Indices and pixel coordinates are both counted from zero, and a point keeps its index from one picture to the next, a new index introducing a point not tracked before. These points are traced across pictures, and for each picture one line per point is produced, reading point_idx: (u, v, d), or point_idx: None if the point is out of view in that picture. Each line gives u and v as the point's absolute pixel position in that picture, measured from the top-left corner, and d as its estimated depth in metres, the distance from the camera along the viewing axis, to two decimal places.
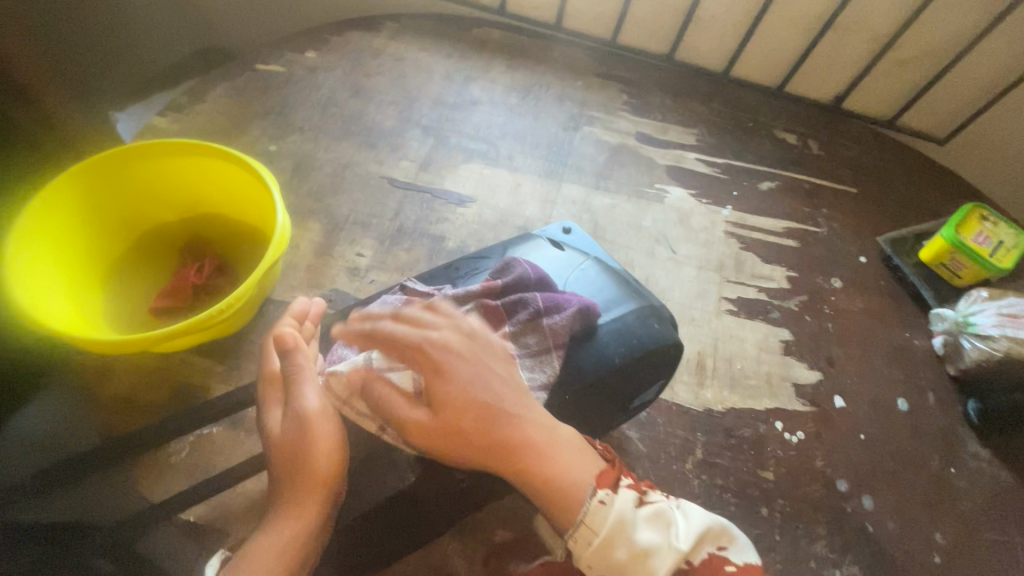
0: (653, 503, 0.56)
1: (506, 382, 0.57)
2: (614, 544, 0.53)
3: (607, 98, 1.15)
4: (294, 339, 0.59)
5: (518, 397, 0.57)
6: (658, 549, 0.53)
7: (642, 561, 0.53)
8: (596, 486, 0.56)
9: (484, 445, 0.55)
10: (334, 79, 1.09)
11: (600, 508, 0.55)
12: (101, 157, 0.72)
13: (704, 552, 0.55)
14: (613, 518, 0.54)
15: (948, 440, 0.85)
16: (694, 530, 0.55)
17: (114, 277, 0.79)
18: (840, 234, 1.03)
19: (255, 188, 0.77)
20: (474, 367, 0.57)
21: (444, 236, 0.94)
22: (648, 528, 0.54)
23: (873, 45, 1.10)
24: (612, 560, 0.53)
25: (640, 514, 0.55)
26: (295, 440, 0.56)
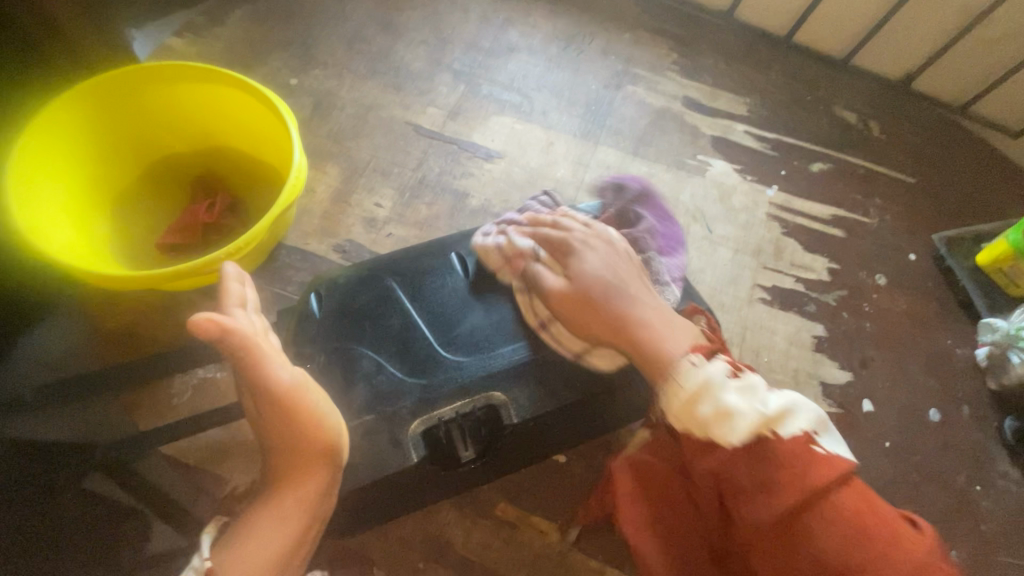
0: (745, 377, 0.48)
1: (622, 263, 0.55)
2: (696, 401, 0.47)
3: (655, 56, 1.06)
4: (230, 327, 0.43)
5: (631, 285, 0.54)
6: (744, 415, 0.45)
7: (725, 422, 0.45)
8: (688, 351, 0.49)
9: (607, 320, 0.52)
10: (363, 12, 1.01)
11: (687, 372, 0.48)
12: (108, 75, 0.67)
13: (796, 427, 0.44)
14: (696, 381, 0.47)
15: (978, 456, 0.81)
16: (789, 406, 0.45)
17: (125, 206, 0.75)
18: (892, 228, 0.96)
19: (271, 123, 0.71)
20: (605, 257, 0.55)
21: (467, 193, 0.88)
22: (737, 395, 0.46)
23: (959, 19, 0.97)
24: (696, 421, 0.46)
25: (724, 380, 0.47)
26: (276, 414, 0.46)
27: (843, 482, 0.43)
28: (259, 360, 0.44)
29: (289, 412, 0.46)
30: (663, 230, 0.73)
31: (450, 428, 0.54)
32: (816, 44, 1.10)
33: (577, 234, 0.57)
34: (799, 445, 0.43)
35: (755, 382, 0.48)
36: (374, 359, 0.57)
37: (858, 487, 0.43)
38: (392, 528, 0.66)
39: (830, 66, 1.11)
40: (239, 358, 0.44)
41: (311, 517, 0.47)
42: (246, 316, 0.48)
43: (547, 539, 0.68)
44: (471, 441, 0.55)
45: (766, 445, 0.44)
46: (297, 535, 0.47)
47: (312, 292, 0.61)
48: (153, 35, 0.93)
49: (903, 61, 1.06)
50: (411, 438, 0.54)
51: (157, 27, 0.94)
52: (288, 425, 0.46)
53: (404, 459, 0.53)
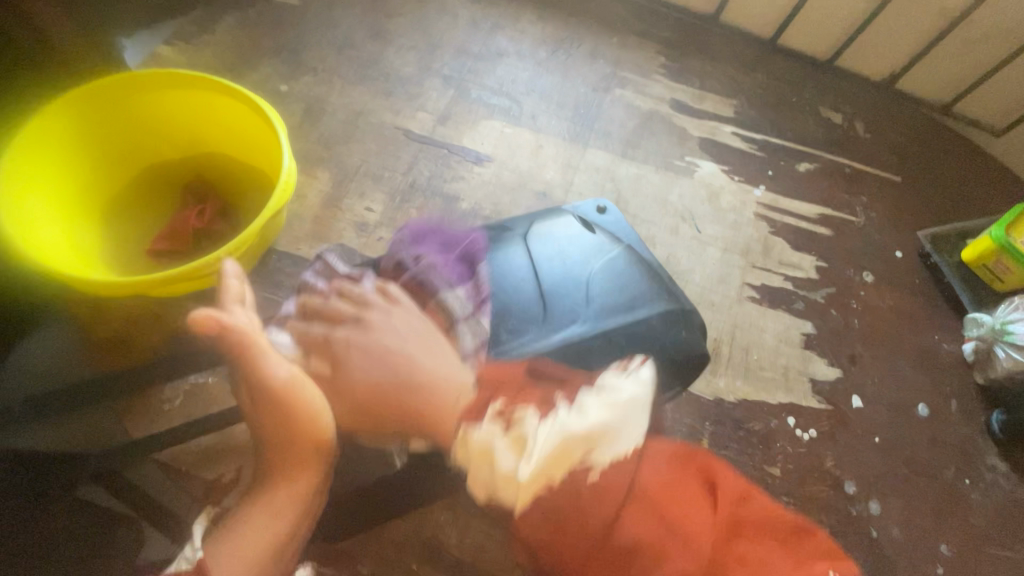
0: (520, 426, 0.45)
1: (414, 329, 0.50)
2: (478, 470, 0.45)
3: (643, 60, 1.08)
4: (229, 323, 0.46)
5: (426, 343, 0.49)
6: (522, 473, 0.44)
7: (511, 487, 0.44)
8: (457, 420, 0.46)
9: (365, 401, 0.47)
10: (353, 18, 1.02)
11: (461, 441, 0.45)
12: (99, 82, 0.67)
13: (569, 463, 0.45)
14: (472, 448, 0.45)
15: (967, 450, 0.82)
16: (554, 443, 0.44)
17: (115, 213, 0.75)
18: (879, 226, 0.97)
19: (260, 130, 0.72)
20: (395, 323, 0.50)
21: (458, 197, 0.89)
22: (507, 453, 0.44)
23: (940, 20, 0.98)
24: (487, 488, 0.45)
25: (501, 439, 0.45)
26: (274, 410, 0.48)
27: (628, 499, 0.45)
28: (257, 356, 0.47)
29: (287, 408, 0.47)
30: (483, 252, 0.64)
31: None
32: (801, 45, 1.11)
33: (355, 306, 0.52)
34: (576, 483, 0.45)
35: (532, 419, 0.46)
36: None
37: (651, 499, 0.46)
38: (387, 530, 0.66)
39: (815, 67, 1.12)
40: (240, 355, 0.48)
41: (305, 504, 0.50)
42: (245, 314, 0.49)
43: None
44: None
45: (553, 497, 0.44)
46: (283, 530, 0.49)
47: (294, 301, 0.59)
48: (143, 43, 0.94)
49: (887, 61, 1.08)
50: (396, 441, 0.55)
51: (147, 36, 0.94)
52: (370, 419, 0.48)
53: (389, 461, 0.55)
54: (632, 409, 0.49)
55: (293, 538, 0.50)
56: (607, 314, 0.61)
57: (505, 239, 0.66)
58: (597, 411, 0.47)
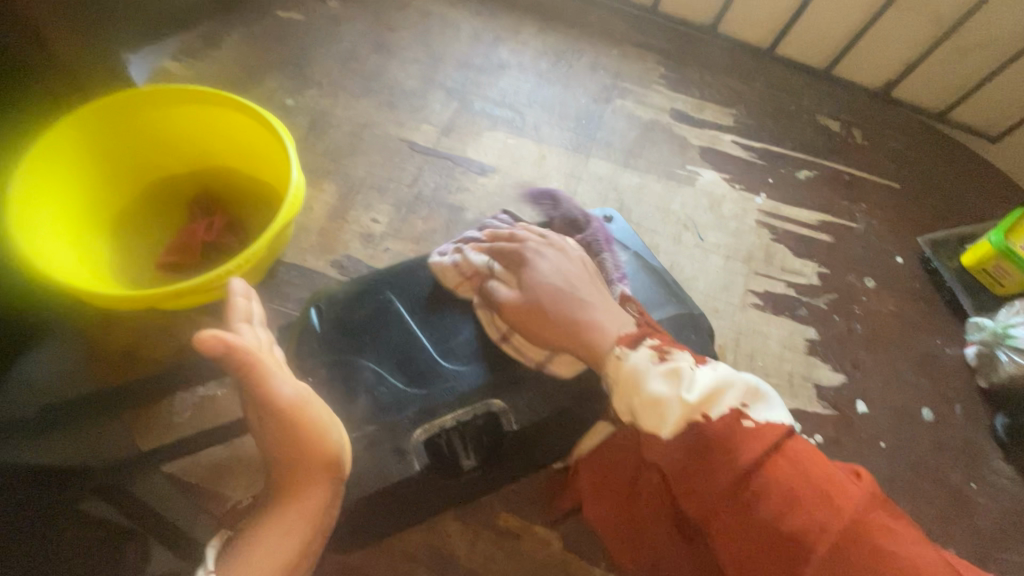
0: (674, 359, 0.49)
1: (574, 268, 0.58)
2: (630, 392, 0.48)
3: (643, 70, 1.09)
4: (232, 340, 0.44)
5: (579, 275, 0.57)
6: (670, 401, 0.46)
7: (655, 412, 0.46)
8: (614, 343, 0.52)
9: (556, 329, 0.54)
10: (356, 32, 1.03)
11: (617, 362, 0.50)
12: (109, 99, 0.68)
13: (728, 405, 0.45)
14: (626, 369, 0.49)
15: (972, 454, 0.82)
16: (712, 380, 0.47)
17: (124, 228, 0.76)
18: (879, 232, 0.98)
19: (268, 143, 0.72)
20: (559, 264, 0.58)
21: (463, 207, 0.90)
22: (661, 378, 0.47)
23: (934, 29, 1.00)
24: (633, 411, 0.47)
25: (657, 366, 0.48)
26: (279, 425, 0.47)
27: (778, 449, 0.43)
28: (263, 373, 0.45)
29: (292, 426, 0.46)
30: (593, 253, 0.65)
31: (451, 436, 0.55)
32: (798, 55, 1.13)
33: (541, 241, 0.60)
34: (729, 423, 0.45)
35: (685, 360, 0.49)
36: (375, 371, 0.58)
37: (799, 450, 0.44)
38: (396, 541, 0.66)
39: (812, 76, 1.14)
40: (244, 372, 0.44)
41: (317, 526, 0.48)
42: (253, 331, 0.49)
43: (550, 548, 0.68)
44: (472, 450, 0.56)
45: (704, 431, 0.45)
46: (298, 548, 0.46)
47: (312, 307, 0.61)
48: (149, 58, 0.95)
49: (883, 70, 1.09)
50: (412, 445, 0.54)
51: (153, 52, 0.96)
52: (548, 330, 0.54)
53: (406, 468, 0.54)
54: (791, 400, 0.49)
55: (309, 557, 0.48)
56: None
57: None
58: (753, 375, 0.49)
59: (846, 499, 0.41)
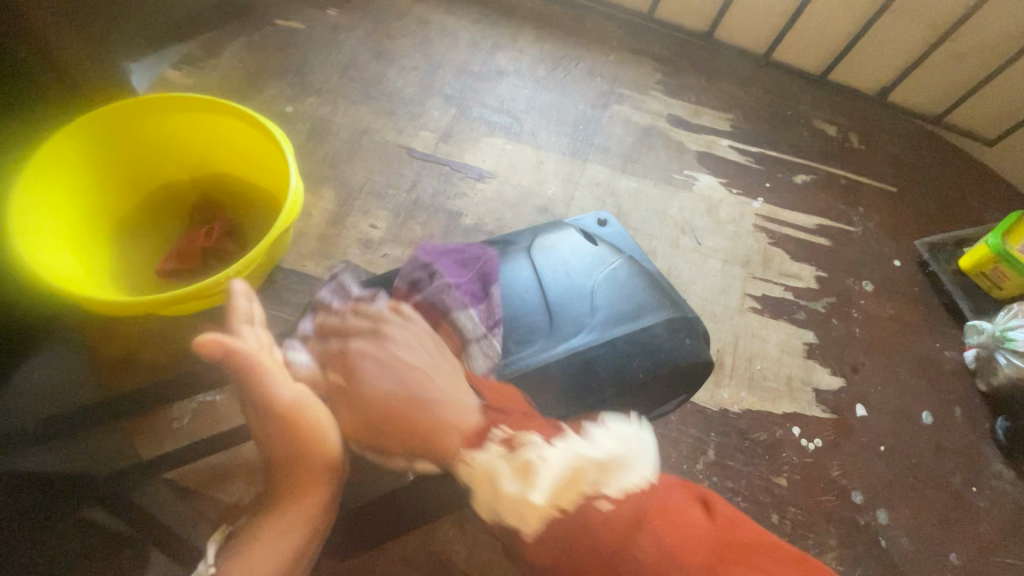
0: (524, 451, 0.44)
1: (410, 348, 0.52)
2: (489, 491, 0.44)
3: (639, 76, 1.10)
4: (231, 347, 0.46)
5: (404, 353, 0.51)
6: (528, 499, 0.42)
7: (517, 514, 0.42)
8: (460, 446, 0.47)
9: (395, 430, 0.48)
10: (356, 40, 1.04)
11: (471, 462, 0.46)
12: (108, 108, 0.69)
13: (580, 493, 0.42)
14: (477, 469, 0.45)
15: (973, 457, 0.82)
16: (562, 467, 0.43)
17: (125, 235, 0.76)
18: (876, 235, 0.99)
19: (267, 150, 0.73)
20: (403, 348, 0.51)
21: (461, 213, 0.90)
22: (510, 475, 0.44)
23: (929, 34, 1.01)
24: (498, 513, 0.44)
25: (505, 462, 0.45)
26: (278, 428, 0.47)
27: (637, 517, 0.41)
28: (259, 377, 0.47)
29: (293, 428, 0.47)
30: (488, 271, 0.63)
31: None
32: (794, 60, 1.14)
33: (373, 319, 0.54)
34: (585, 511, 0.41)
35: (535, 444, 0.45)
36: None
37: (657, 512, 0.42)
38: (395, 545, 0.66)
39: (808, 81, 1.14)
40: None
41: (314, 528, 0.48)
42: (253, 333, 0.51)
43: None
44: None
45: (564, 526, 0.41)
46: (297, 546, 0.47)
47: (306, 315, 0.59)
48: (146, 70, 0.96)
49: (879, 75, 1.10)
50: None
51: (155, 61, 0.97)
52: (389, 432, 0.48)
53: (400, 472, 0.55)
54: (654, 450, 0.46)
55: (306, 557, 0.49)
56: (613, 323, 0.61)
57: (510, 254, 0.65)
58: (606, 446, 0.45)
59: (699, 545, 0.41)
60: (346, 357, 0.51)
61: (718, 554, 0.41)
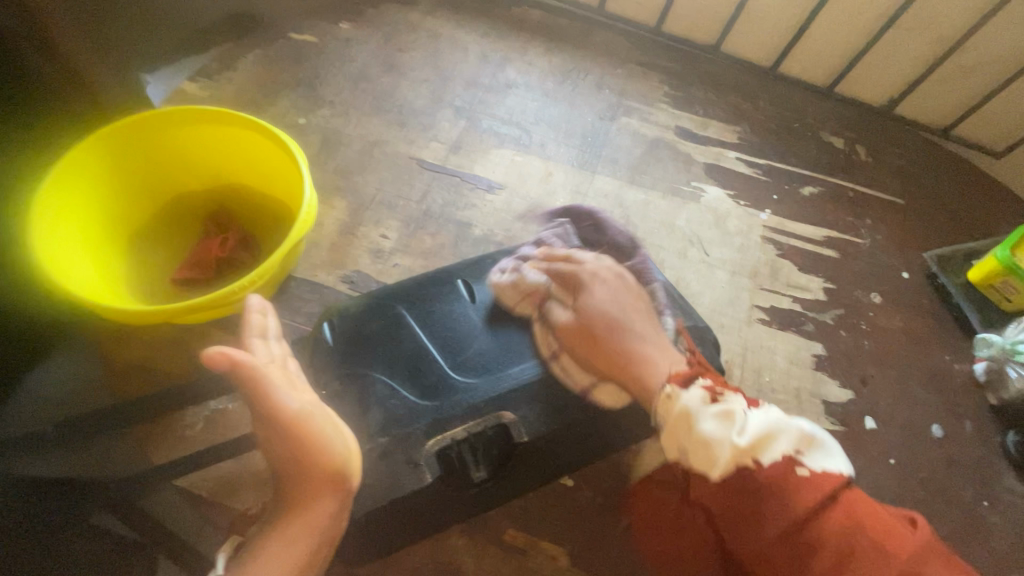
0: (725, 402, 0.56)
1: (614, 293, 0.63)
2: (685, 429, 0.55)
3: (648, 89, 1.11)
4: (238, 358, 0.47)
5: (615, 295, 0.63)
6: (720, 440, 0.53)
7: (707, 450, 0.53)
8: (665, 382, 0.58)
9: (608, 360, 0.60)
10: (368, 53, 1.06)
11: (665, 400, 0.57)
12: (128, 121, 0.70)
13: (780, 452, 0.51)
14: (677, 408, 0.56)
15: (984, 472, 0.81)
16: (763, 426, 0.53)
17: (140, 244, 0.78)
18: (884, 248, 0.99)
19: (281, 161, 0.74)
20: (613, 289, 0.63)
21: (470, 223, 0.91)
22: (711, 420, 0.54)
23: (935, 48, 1.02)
24: (684, 446, 0.55)
25: (707, 408, 0.55)
26: (286, 442, 0.48)
27: (832, 497, 0.49)
28: (268, 387, 0.48)
29: (297, 438, 0.48)
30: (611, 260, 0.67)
31: (462, 448, 0.56)
32: (801, 73, 1.14)
33: (584, 271, 0.65)
34: (785, 471, 0.50)
35: (733, 405, 0.56)
36: (387, 384, 0.58)
37: (853, 500, 0.50)
38: (404, 555, 0.66)
39: (815, 93, 1.15)
40: (249, 388, 0.47)
41: (322, 538, 0.48)
42: (266, 347, 0.54)
43: (557, 565, 0.68)
44: (483, 462, 0.56)
45: (751, 478, 0.51)
46: (307, 555, 0.48)
47: (324, 322, 0.62)
48: (164, 81, 0.98)
49: (885, 88, 1.11)
50: (426, 458, 0.54)
51: (170, 73, 0.98)
52: (604, 356, 0.60)
53: (418, 480, 0.54)
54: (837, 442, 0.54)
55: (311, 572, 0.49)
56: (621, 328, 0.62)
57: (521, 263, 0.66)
58: (801, 424, 0.54)
59: (904, 552, 0.47)
60: (575, 284, 0.64)
61: (922, 554, 0.48)
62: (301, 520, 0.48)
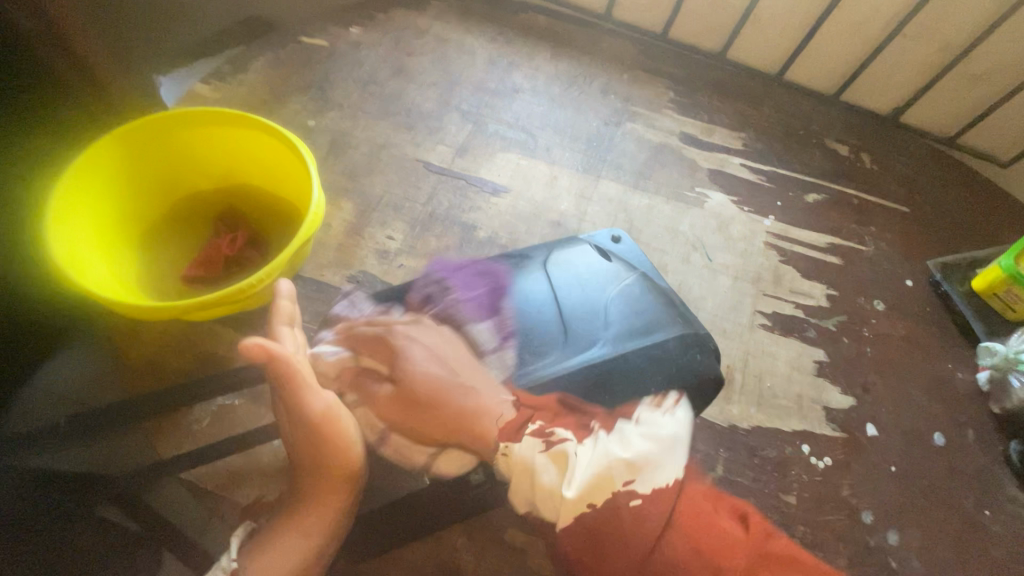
0: (561, 448, 0.57)
1: (429, 347, 0.62)
2: (525, 481, 0.57)
3: (653, 95, 1.12)
4: (277, 351, 0.53)
5: (427, 355, 0.62)
6: (567, 490, 0.56)
7: (552, 498, 0.56)
8: (496, 441, 0.58)
9: (436, 426, 0.59)
10: (377, 57, 1.08)
11: (502, 457, 0.57)
12: (143, 121, 0.72)
13: (614, 487, 0.56)
14: (516, 461, 0.57)
15: (986, 480, 0.81)
16: (597, 466, 0.56)
17: (152, 241, 0.79)
18: (888, 255, 0.99)
19: (291, 162, 0.75)
20: (428, 345, 0.62)
21: (475, 226, 0.92)
22: (547, 470, 0.57)
23: (942, 56, 1.02)
24: (535, 499, 0.57)
25: (541, 456, 0.57)
26: (312, 433, 0.54)
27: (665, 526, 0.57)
28: (304, 381, 0.54)
29: (321, 433, 0.55)
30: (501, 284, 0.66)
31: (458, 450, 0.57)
32: (807, 80, 1.15)
33: (397, 325, 0.63)
34: (618, 503, 0.56)
35: (565, 438, 0.58)
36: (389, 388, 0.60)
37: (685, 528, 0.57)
38: (404, 552, 0.67)
39: (821, 100, 1.16)
40: (284, 379, 0.53)
41: (332, 532, 0.54)
42: (292, 335, 0.61)
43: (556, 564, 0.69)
44: (480, 467, 0.58)
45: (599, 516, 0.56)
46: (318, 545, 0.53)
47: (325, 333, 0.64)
48: (179, 80, 1.00)
49: (892, 96, 1.11)
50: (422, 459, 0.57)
51: (184, 76, 1.00)
52: (423, 419, 0.59)
53: (417, 481, 0.57)
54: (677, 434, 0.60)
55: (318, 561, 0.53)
56: (624, 337, 0.62)
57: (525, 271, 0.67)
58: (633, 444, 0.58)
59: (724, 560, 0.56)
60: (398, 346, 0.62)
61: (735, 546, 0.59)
62: (318, 511, 0.54)
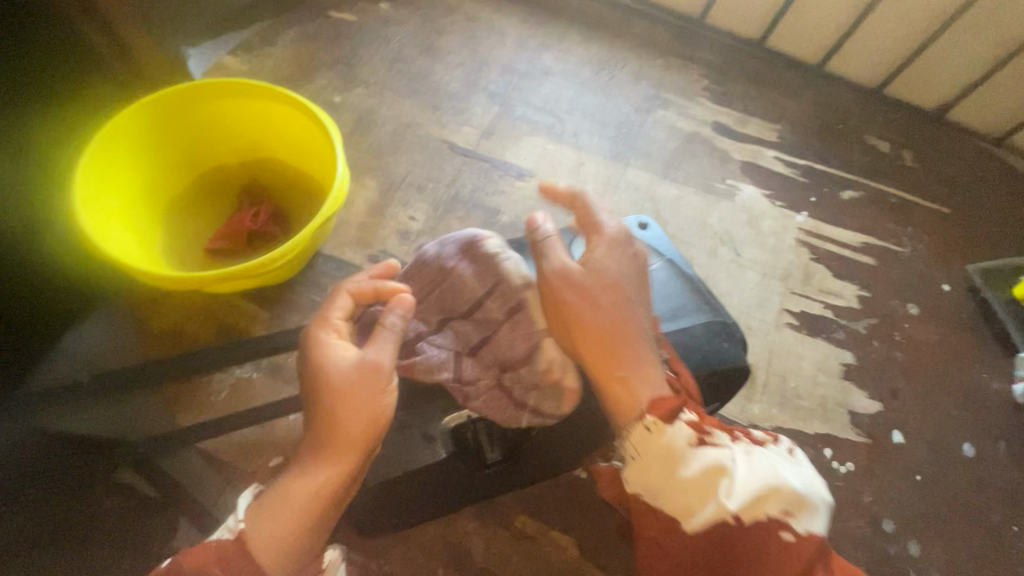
0: (713, 442, 0.47)
1: (615, 294, 0.53)
2: (664, 471, 0.46)
3: (686, 82, 1.08)
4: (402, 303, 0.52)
5: (615, 301, 0.53)
6: (712, 495, 0.45)
7: (688, 500, 0.45)
8: (647, 412, 0.48)
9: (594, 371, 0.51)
10: (405, 34, 1.06)
11: (652, 434, 0.47)
12: (174, 91, 0.72)
13: (767, 514, 0.44)
14: (662, 446, 0.47)
15: (1016, 495, 0.78)
16: (757, 486, 0.44)
17: (177, 211, 0.80)
18: (924, 257, 0.95)
19: (316, 138, 0.75)
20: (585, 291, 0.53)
21: (499, 210, 0.91)
22: (698, 467, 0.46)
23: (996, 52, 0.96)
24: (660, 492, 0.47)
25: (693, 452, 0.46)
26: (348, 394, 0.48)
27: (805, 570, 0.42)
28: (387, 337, 0.50)
29: (366, 392, 0.48)
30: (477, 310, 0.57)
31: (478, 428, 0.53)
32: (848, 72, 1.10)
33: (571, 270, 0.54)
34: (766, 533, 0.43)
35: (724, 443, 0.47)
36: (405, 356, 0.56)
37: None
38: (415, 533, 0.67)
39: (862, 94, 1.11)
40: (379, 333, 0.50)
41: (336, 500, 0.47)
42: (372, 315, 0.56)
43: (567, 554, 0.68)
44: (498, 445, 0.54)
45: (732, 534, 0.44)
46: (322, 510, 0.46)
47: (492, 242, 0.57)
48: (207, 53, 0.99)
49: (938, 91, 1.06)
50: (440, 432, 0.53)
51: (213, 47, 1.00)
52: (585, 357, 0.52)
53: (433, 455, 0.52)
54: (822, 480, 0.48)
55: (331, 514, 0.47)
56: None
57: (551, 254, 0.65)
58: (801, 476, 0.46)
59: None
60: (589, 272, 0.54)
61: None
62: (327, 458, 0.47)
